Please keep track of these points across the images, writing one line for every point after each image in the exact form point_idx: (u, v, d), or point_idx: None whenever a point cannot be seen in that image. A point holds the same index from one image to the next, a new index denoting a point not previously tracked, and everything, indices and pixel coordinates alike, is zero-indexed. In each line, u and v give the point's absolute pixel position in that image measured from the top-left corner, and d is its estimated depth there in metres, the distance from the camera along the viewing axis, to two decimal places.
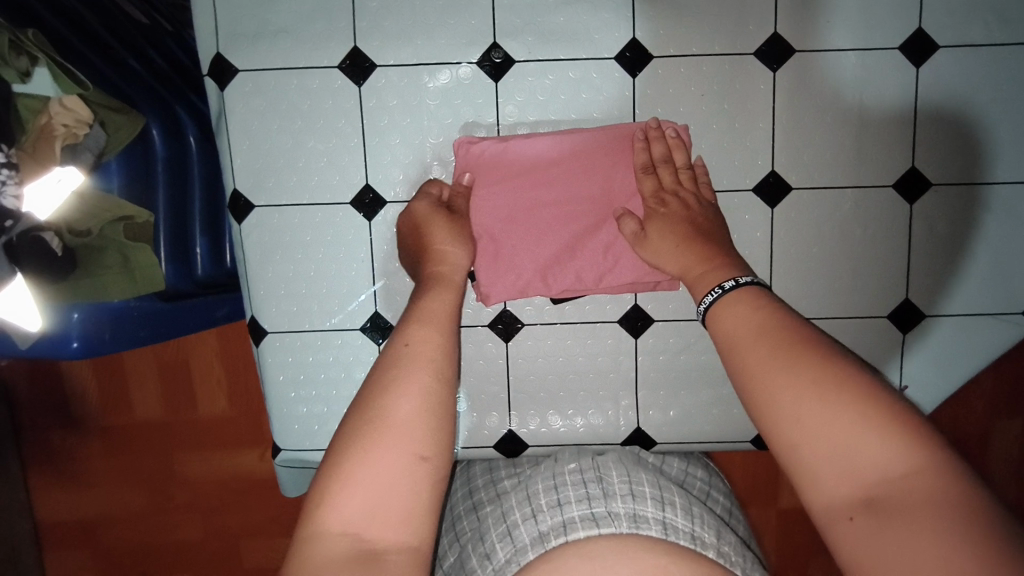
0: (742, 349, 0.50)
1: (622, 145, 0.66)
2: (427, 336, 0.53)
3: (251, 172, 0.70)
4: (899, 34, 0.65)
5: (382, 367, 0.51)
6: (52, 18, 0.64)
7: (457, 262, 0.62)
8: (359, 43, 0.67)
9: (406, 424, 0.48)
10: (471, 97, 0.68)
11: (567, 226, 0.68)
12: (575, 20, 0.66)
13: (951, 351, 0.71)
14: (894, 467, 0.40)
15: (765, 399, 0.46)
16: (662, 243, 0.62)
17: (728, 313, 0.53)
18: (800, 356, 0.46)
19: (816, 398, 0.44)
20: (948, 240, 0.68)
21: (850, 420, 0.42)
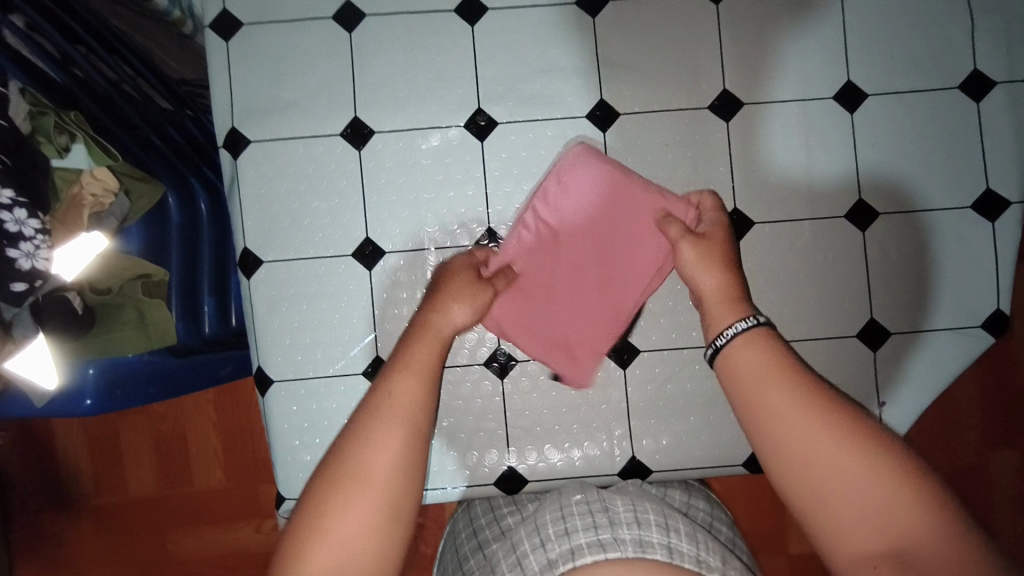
0: (760, 391, 0.54)
1: (615, 186, 0.70)
2: (406, 385, 0.58)
3: (259, 232, 0.76)
4: (832, 86, 0.75)
5: (363, 418, 0.56)
6: (96, 109, 0.68)
7: (455, 317, 0.65)
8: (358, 113, 0.75)
9: (384, 477, 0.53)
10: (460, 156, 0.75)
11: (568, 268, 0.71)
12: (550, 86, 0.75)
13: (921, 366, 0.75)
14: (909, 517, 0.47)
15: (793, 443, 0.52)
16: (708, 260, 0.65)
17: (746, 355, 0.57)
18: (823, 412, 0.52)
19: (851, 456, 0.50)
20: (902, 261, 0.75)
21: (874, 473, 0.49)
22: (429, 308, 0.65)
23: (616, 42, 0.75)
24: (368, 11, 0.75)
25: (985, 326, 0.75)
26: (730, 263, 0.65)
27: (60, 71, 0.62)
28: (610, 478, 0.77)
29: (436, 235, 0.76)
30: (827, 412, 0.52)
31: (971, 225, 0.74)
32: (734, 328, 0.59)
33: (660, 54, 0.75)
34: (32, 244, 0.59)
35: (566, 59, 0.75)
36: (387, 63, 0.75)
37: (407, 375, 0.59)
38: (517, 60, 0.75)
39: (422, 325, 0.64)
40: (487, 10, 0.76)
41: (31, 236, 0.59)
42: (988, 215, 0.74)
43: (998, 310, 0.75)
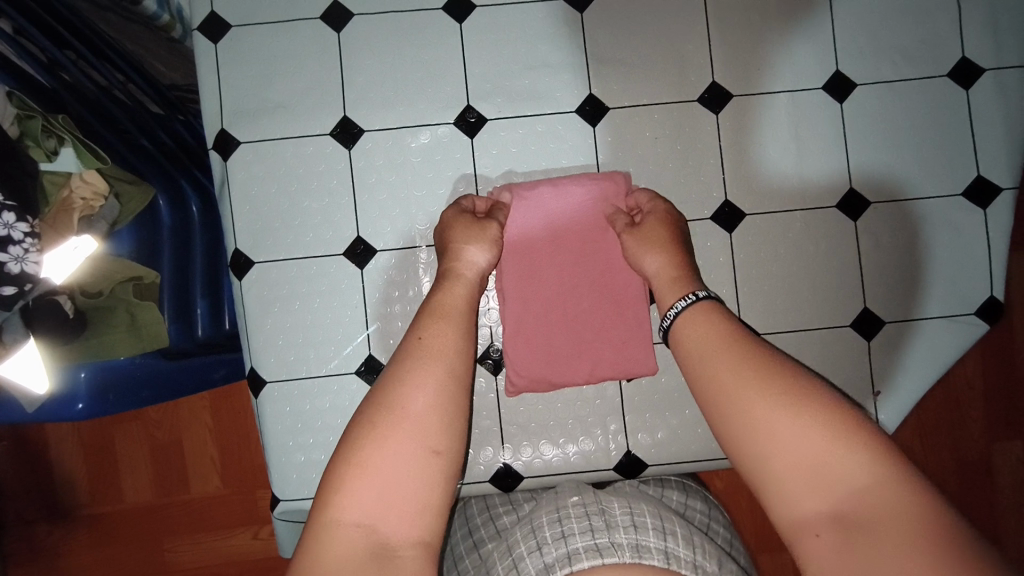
0: (707, 361, 0.56)
1: (602, 202, 0.71)
2: (442, 333, 0.60)
3: (251, 232, 0.76)
4: (821, 77, 0.75)
5: (401, 357, 0.58)
6: (86, 112, 0.68)
7: (476, 260, 0.67)
8: (348, 112, 0.75)
9: (422, 414, 0.54)
10: (450, 153, 0.75)
11: (572, 287, 0.71)
12: (538, 81, 0.75)
13: (916, 355, 0.75)
14: (849, 468, 0.46)
15: (734, 406, 0.52)
16: (649, 243, 0.67)
17: (694, 326, 0.60)
18: (761, 369, 0.53)
19: (789, 412, 0.49)
20: (895, 250, 0.74)
21: (813, 425, 0.48)
22: (452, 257, 0.66)
23: (604, 36, 0.75)
24: (356, 10, 0.76)
25: (979, 313, 0.74)
26: (669, 243, 0.67)
27: (48, 74, 0.63)
28: (606, 473, 0.76)
29: (428, 233, 0.75)
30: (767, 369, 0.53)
31: (962, 212, 0.74)
32: (677, 307, 0.62)
33: (649, 47, 0.75)
34: (21, 247, 0.58)
35: (554, 55, 0.75)
36: (376, 61, 0.75)
37: (443, 319, 0.61)
38: (505, 56, 0.75)
39: (453, 277, 0.66)
40: (475, 6, 0.76)
41: (21, 240, 0.58)
42: (980, 202, 0.74)
43: (992, 297, 0.74)
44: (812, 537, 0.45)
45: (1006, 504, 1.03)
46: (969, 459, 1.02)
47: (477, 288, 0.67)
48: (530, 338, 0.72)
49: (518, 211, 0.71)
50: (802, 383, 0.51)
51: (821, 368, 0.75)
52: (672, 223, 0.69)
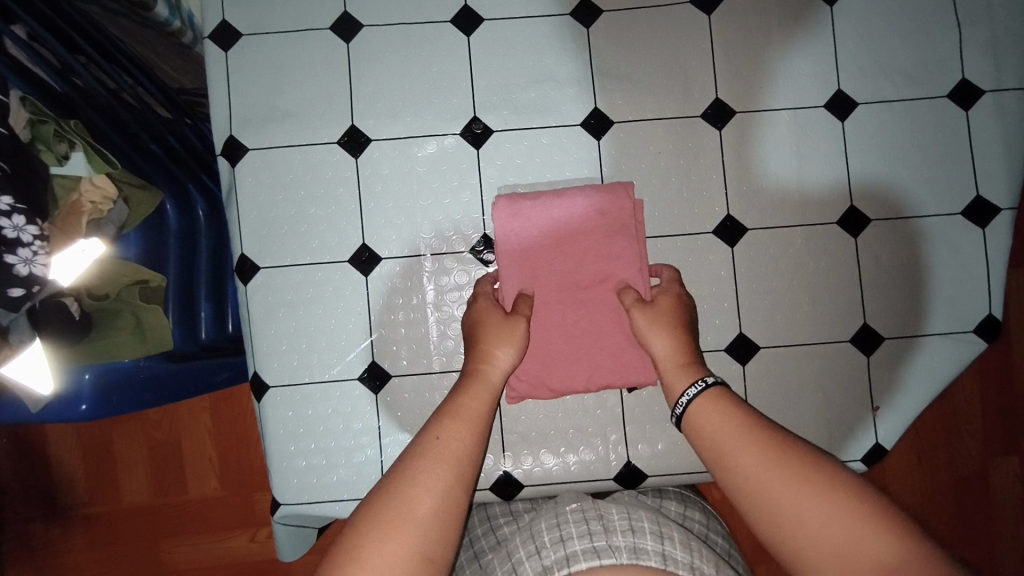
0: (726, 450, 0.56)
1: (607, 213, 0.71)
2: (456, 430, 0.60)
3: (257, 238, 0.76)
4: (823, 95, 0.76)
5: (413, 452, 0.58)
6: (96, 117, 0.69)
7: (502, 365, 0.66)
8: (355, 121, 0.76)
9: (425, 519, 0.53)
10: (456, 163, 0.76)
11: (578, 299, 0.72)
12: (544, 94, 0.76)
13: (914, 372, 0.75)
14: (883, 552, 0.46)
15: (759, 496, 0.52)
16: (657, 325, 0.67)
17: (711, 409, 0.60)
18: (785, 457, 0.53)
19: (815, 496, 0.50)
20: (894, 268, 0.75)
21: (840, 509, 0.49)
22: (480, 358, 0.66)
23: (610, 51, 0.76)
24: (366, 21, 0.77)
25: (977, 332, 0.75)
26: (679, 327, 0.67)
27: (60, 78, 0.63)
28: (605, 484, 0.77)
29: (433, 242, 0.76)
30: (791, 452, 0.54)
31: (961, 231, 0.75)
32: (688, 394, 0.62)
33: (654, 63, 0.76)
34: (30, 250, 0.59)
35: (561, 69, 0.76)
36: (384, 72, 0.76)
37: (458, 415, 0.61)
38: (512, 69, 0.76)
39: (475, 374, 0.65)
40: (483, 20, 0.77)
41: (30, 242, 0.59)
42: (979, 221, 0.75)
43: (990, 316, 0.75)
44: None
45: (1003, 523, 1.03)
46: (966, 476, 1.02)
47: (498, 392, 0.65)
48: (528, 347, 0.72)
49: (517, 225, 0.71)
50: (822, 468, 0.52)
51: (820, 383, 0.75)
52: (683, 304, 0.69)
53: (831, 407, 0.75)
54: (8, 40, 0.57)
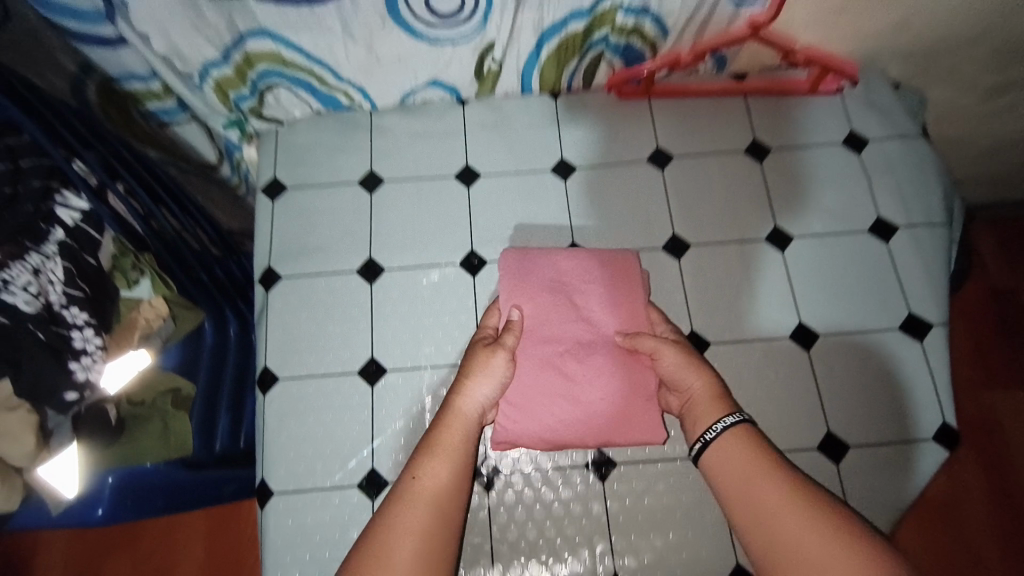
0: (747, 489, 0.63)
1: (610, 263, 0.81)
2: (433, 472, 0.66)
3: (280, 352, 0.87)
4: (763, 231, 0.90)
5: (397, 496, 0.64)
6: (166, 255, 0.83)
7: (474, 394, 0.72)
8: (372, 254, 0.91)
9: (407, 562, 0.60)
10: (455, 288, 0.89)
11: (586, 345, 0.77)
12: (530, 232, 0.92)
13: (884, 479, 0.79)
14: None
15: (775, 537, 0.59)
16: (692, 364, 0.74)
17: (729, 447, 0.67)
18: (802, 505, 0.60)
19: (825, 546, 0.56)
20: (849, 378, 0.83)
21: (845, 558, 0.55)
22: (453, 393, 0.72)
23: (584, 198, 0.93)
24: (386, 177, 0.95)
25: (936, 440, 0.80)
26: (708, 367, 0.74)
27: (144, 223, 0.80)
28: None
29: (433, 355, 0.86)
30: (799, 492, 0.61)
31: (902, 345, 0.84)
32: (723, 422, 0.69)
33: (621, 207, 0.92)
34: (90, 358, 0.71)
35: (544, 212, 0.93)
36: (399, 215, 0.93)
37: (436, 457, 0.67)
38: (504, 213, 0.93)
39: (451, 407, 0.71)
40: (481, 175, 0.95)
41: (92, 351, 0.71)
42: (917, 336, 0.84)
43: (945, 424, 0.81)
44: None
45: None
46: None
47: (474, 424, 0.71)
48: (529, 394, 0.75)
49: (518, 279, 0.79)
50: (836, 518, 0.58)
51: None
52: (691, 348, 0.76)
53: None
54: (112, 194, 0.75)
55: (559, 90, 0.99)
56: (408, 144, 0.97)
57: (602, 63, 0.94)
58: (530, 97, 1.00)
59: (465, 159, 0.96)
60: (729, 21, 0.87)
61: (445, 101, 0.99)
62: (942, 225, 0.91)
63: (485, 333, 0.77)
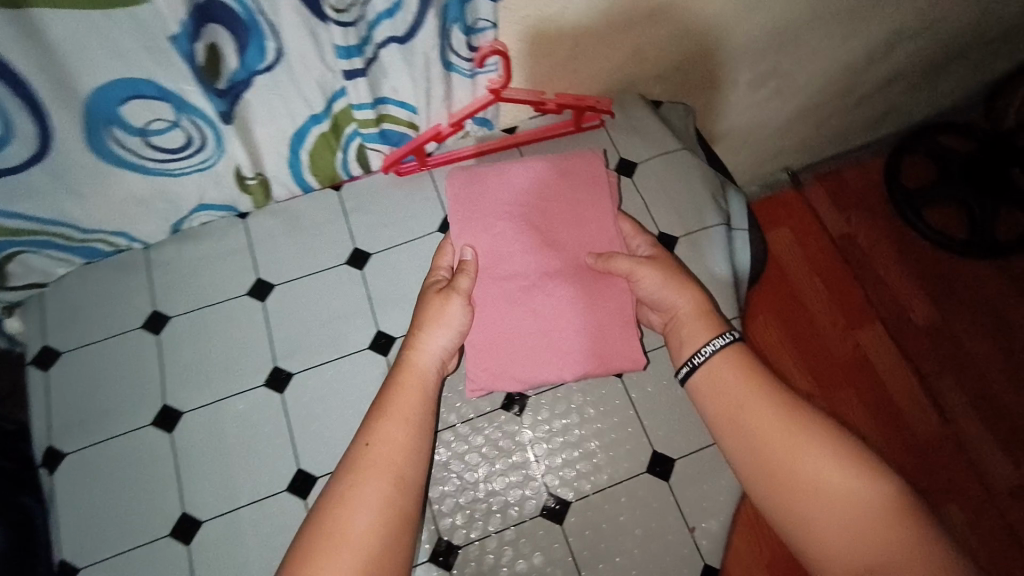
0: (745, 403, 0.70)
1: (570, 172, 0.90)
2: (386, 438, 0.69)
3: (78, 538, 0.78)
4: None
5: (352, 465, 0.67)
6: None
7: (428, 348, 0.77)
8: (167, 400, 0.85)
9: (364, 532, 0.62)
10: (264, 412, 0.85)
11: (561, 274, 0.85)
12: (334, 332, 0.90)
13: (711, 481, 0.83)
14: (859, 501, 0.61)
15: (768, 442, 0.67)
16: (671, 279, 0.81)
17: (718, 370, 0.74)
18: (797, 417, 0.68)
19: (814, 452, 0.65)
20: (661, 392, 0.87)
21: (833, 463, 0.64)
22: (405, 357, 0.77)
23: (383, 284, 0.93)
24: (174, 313, 0.90)
25: None
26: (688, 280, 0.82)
27: None
28: None
29: (250, 491, 0.81)
30: (785, 418, 0.68)
31: None
32: (708, 347, 0.75)
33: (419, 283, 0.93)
34: None
35: (345, 306, 0.92)
36: (192, 349, 0.88)
37: (386, 428, 0.70)
38: (304, 318, 0.91)
39: (405, 373, 0.75)
40: (275, 285, 0.93)
41: None
42: None
43: None
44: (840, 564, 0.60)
45: None
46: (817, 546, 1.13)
47: (429, 379, 0.76)
48: (503, 330, 0.83)
49: (466, 230, 0.86)
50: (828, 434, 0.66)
51: (633, 518, 0.81)
52: (672, 263, 0.84)
53: (651, 538, 0.80)
54: None
55: (339, 180, 0.98)
56: (192, 272, 0.93)
57: (370, 151, 0.94)
58: (313, 196, 0.98)
59: (255, 273, 0.93)
60: (472, 89, 0.89)
61: (223, 219, 0.96)
62: (715, 226, 0.98)
63: (438, 280, 0.84)
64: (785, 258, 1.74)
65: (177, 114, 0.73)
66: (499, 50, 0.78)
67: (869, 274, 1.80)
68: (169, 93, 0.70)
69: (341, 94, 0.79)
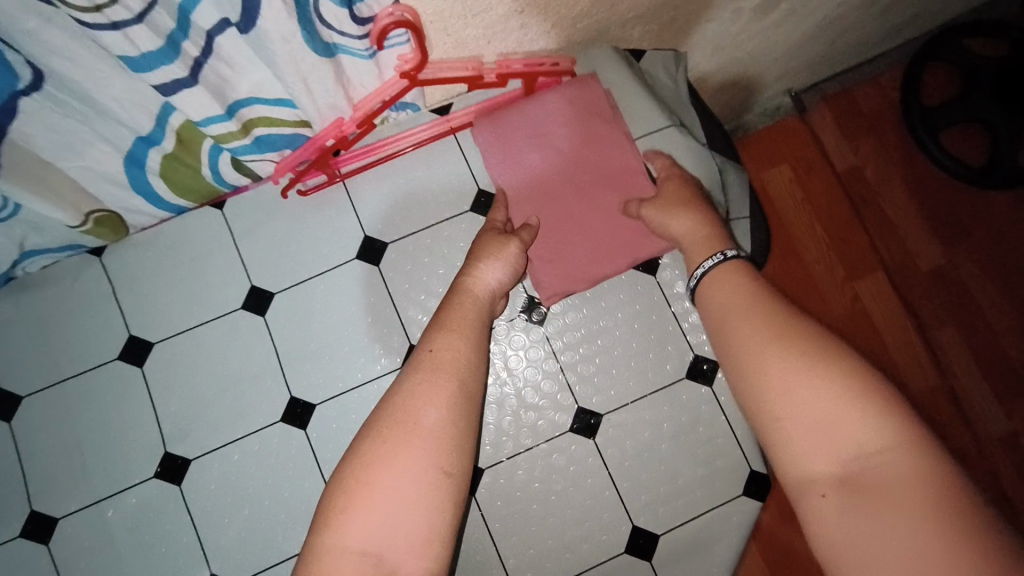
0: (731, 321, 0.50)
1: (579, 98, 0.71)
2: (453, 344, 0.53)
3: None
4: (515, 308, 0.74)
5: (410, 368, 0.52)
6: None
7: (490, 277, 0.61)
8: (35, 504, 0.69)
9: (435, 430, 0.48)
10: (160, 508, 0.69)
11: (581, 186, 0.72)
12: (236, 401, 0.71)
13: (700, 551, 0.72)
14: (864, 437, 0.39)
15: (750, 362, 0.47)
16: (670, 208, 0.65)
17: (717, 287, 0.55)
18: (792, 332, 0.46)
19: (806, 368, 0.43)
20: (642, 453, 0.72)
21: (832, 387, 0.42)
22: (464, 271, 0.61)
23: (290, 336, 0.72)
24: (26, 391, 0.71)
25: (748, 492, 0.73)
26: (698, 203, 0.65)
27: None
28: None
29: None
30: (775, 332, 0.47)
31: (691, 396, 0.73)
32: (703, 266, 0.57)
33: (338, 330, 0.73)
34: None
35: (246, 366, 0.72)
36: (57, 437, 0.70)
37: (453, 330, 0.55)
38: (195, 385, 0.71)
39: (464, 287, 0.60)
40: (153, 343, 0.72)
41: None
42: (705, 379, 0.73)
43: (754, 470, 0.73)
44: (817, 500, 0.40)
45: None
46: None
47: (490, 310, 0.60)
48: (546, 246, 0.71)
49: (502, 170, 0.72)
50: (835, 351, 0.44)
51: None
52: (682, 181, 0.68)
53: None
54: None
55: (222, 195, 0.74)
56: (43, 333, 0.71)
57: (252, 163, 0.69)
58: (188, 216, 0.74)
59: (126, 330, 0.72)
60: (377, 73, 0.61)
61: (71, 258, 0.72)
62: None
63: (495, 226, 0.68)
64: (779, 200, 1.20)
65: None
66: (402, 21, 0.51)
67: (874, 211, 1.21)
68: None
69: (173, 108, 0.54)
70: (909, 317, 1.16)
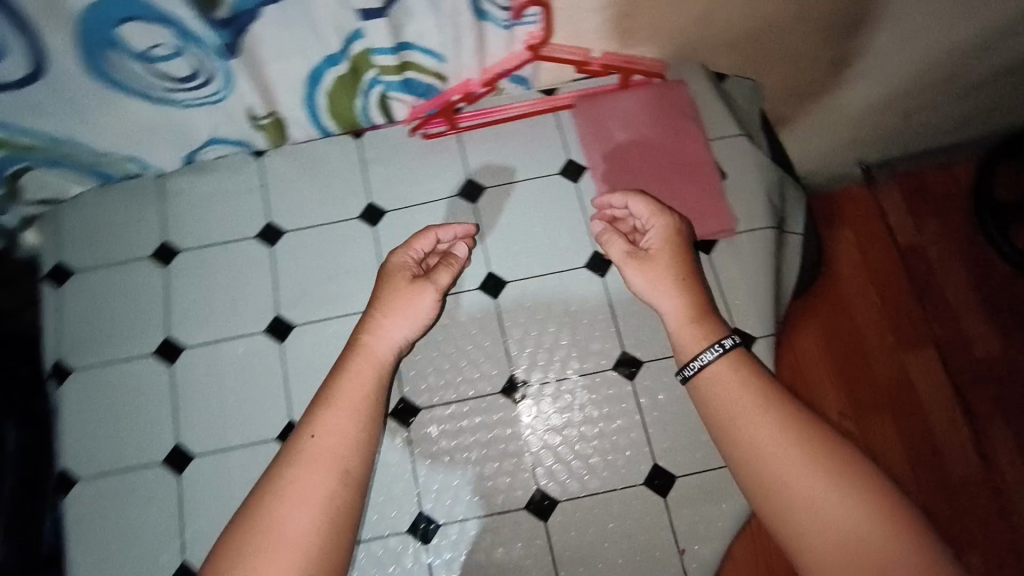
0: (745, 422, 0.56)
1: (666, 98, 0.89)
2: (333, 426, 0.57)
3: (80, 451, 0.80)
4: (583, 257, 0.85)
5: (286, 459, 0.55)
6: None
7: (390, 339, 0.63)
8: (170, 333, 0.83)
9: (298, 535, 0.51)
10: (263, 358, 0.82)
11: (657, 167, 0.87)
12: (339, 287, 0.84)
13: (712, 504, 0.77)
14: (878, 546, 0.48)
15: (770, 467, 0.53)
16: (653, 274, 0.67)
17: (719, 379, 0.59)
18: (808, 440, 0.54)
19: (824, 477, 0.51)
20: (674, 402, 0.80)
21: (847, 495, 0.50)
22: (364, 330, 0.64)
23: (392, 245, 0.86)
24: (183, 246, 0.87)
25: None
26: (681, 279, 0.66)
27: None
28: None
29: (242, 435, 0.79)
30: (790, 441, 0.54)
31: None
32: (701, 359, 0.61)
33: None
34: None
35: (353, 262, 0.86)
36: (198, 286, 0.85)
37: (338, 410, 0.58)
38: (310, 268, 0.86)
39: (357, 353, 0.62)
40: (286, 230, 0.87)
41: None
42: None
43: None
44: None
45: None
46: None
47: (388, 368, 0.63)
48: None
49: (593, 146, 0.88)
50: (844, 457, 0.53)
51: (622, 527, 0.76)
52: (685, 255, 0.68)
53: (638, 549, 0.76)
54: None
55: (360, 128, 0.90)
56: (206, 206, 0.89)
57: (393, 101, 0.86)
58: (332, 140, 0.91)
59: (268, 215, 0.88)
60: (509, 44, 0.78)
61: (238, 155, 0.90)
62: (763, 230, 0.87)
63: (410, 262, 0.68)
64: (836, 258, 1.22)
65: (179, 41, 0.67)
66: None
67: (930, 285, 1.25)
68: (169, 16, 0.64)
69: (361, 35, 0.72)
70: (958, 395, 1.15)
